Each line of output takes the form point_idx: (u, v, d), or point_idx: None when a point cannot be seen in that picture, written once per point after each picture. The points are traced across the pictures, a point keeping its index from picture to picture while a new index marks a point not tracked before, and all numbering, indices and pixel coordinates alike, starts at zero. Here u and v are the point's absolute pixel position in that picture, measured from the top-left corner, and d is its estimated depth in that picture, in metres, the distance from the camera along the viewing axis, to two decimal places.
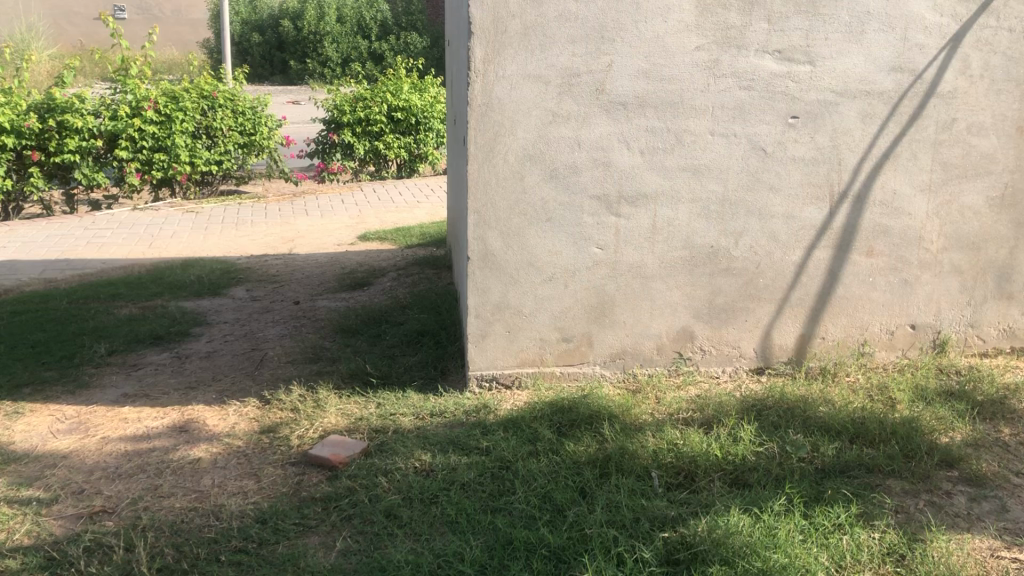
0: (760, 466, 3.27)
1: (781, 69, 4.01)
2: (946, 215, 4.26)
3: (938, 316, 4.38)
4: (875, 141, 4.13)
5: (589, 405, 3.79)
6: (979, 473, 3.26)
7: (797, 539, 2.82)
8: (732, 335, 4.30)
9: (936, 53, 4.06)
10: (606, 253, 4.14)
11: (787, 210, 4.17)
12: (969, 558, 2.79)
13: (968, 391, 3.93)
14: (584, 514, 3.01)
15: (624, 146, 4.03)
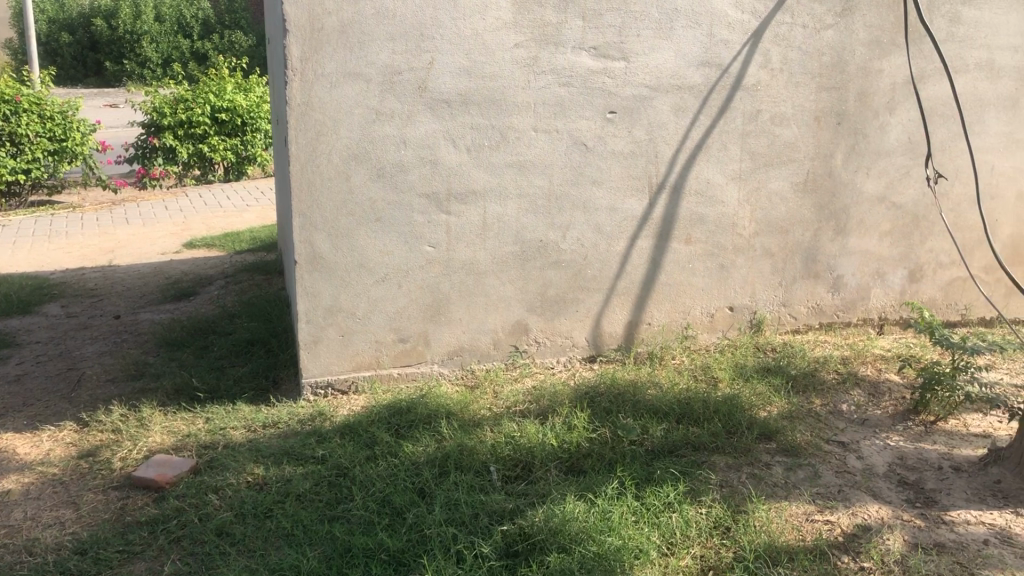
0: (594, 452, 3.35)
1: (597, 65, 4.13)
2: (755, 202, 4.50)
3: (753, 297, 4.63)
4: (688, 133, 4.32)
5: (426, 404, 3.77)
6: (795, 444, 3.47)
7: (630, 521, 2.91)
8: (565, 326, 4.40)
9: (739, 48, 4.28)
10: (438, 251, 4.13)
11: (610, 203, 4.30)
12: (786, 525, 2.97)
13: (783, 366, 4.17)
14: (424, 514, 2.99)
15: (449, 143, 4.03)
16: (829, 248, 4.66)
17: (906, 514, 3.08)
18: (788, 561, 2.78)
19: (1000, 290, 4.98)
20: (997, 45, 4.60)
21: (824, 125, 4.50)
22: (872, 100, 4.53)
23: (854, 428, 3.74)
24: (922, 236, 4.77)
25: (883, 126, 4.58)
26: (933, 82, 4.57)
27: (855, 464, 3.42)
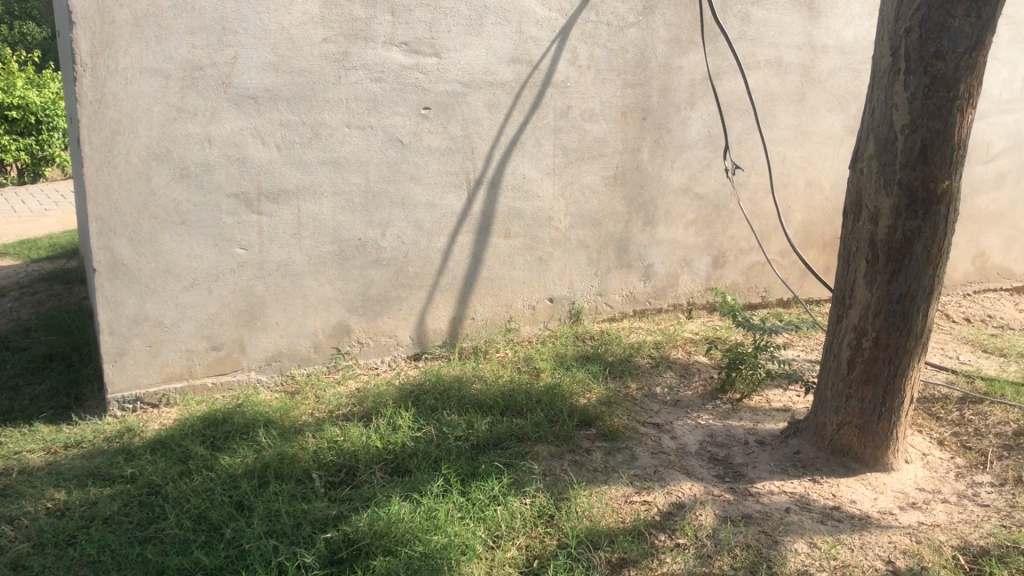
0: (419, 451, 3.33)
1: (409, 61, 4.10)
2: (570, 195, 4.61)
3: (572, 288, 4.74)
4: (502, 128, 4.37)
5: (244, 413, 3.63)
6: (613, 428, 3.58)
7: (455, 517, 2.92)
8: (387, 325, 4.34)
9: (548, 44, 4.37)
10: (251, 254, 3.98)
11: (428, 199, 4.28)
12: (607, 508, 3.06)
13: (601, 353, 4.30)
14: (243, 528, 2.88)
15: (258, 141, 3.89)
16: (640, 238, 4.85)
17: (717, 489, 3.24)
18: (608, 545, 2.87)
19: (794, 273, 5.35)
20: (783, 43, 4.92)
21: (631, 120, 4.66)
22: (674, 95, 4.74)
23: (667, 409, 3.92)
24: (724, 224, 5.05)
25: (685, 121, 4.80)
26: (728, 78, 4.83)
27: (669, 445, 3.58)
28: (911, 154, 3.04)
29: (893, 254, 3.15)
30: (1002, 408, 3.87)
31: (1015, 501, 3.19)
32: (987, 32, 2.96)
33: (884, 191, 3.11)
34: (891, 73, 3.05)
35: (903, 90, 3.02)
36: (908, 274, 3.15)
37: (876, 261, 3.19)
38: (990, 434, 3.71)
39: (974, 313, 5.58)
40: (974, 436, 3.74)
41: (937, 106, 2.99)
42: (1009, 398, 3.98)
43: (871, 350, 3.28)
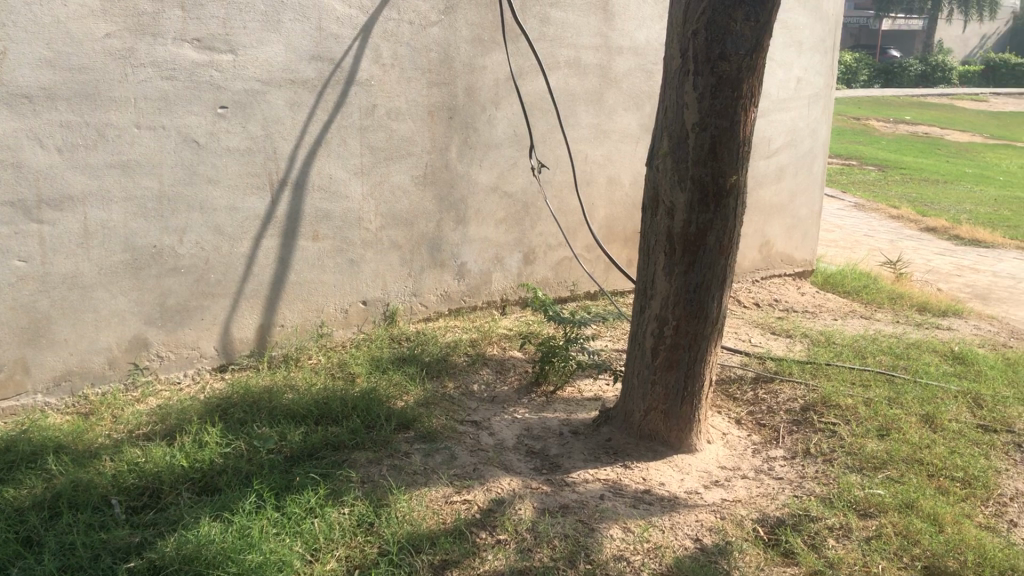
0: (229, 467, 3.18)
1: (202, 58, 3.90)
2: (378, 196, 4.55)
3: (384, 289, 4.68)
4: (306, 128, 4.25)
5: (30, 441, 3.33)
6: (431, 430, 3.56)
7: (270, 534, 2.81)
8: (189, 336, 4.12)
9: (350, 42, 4.29)
10: (32, 266, 3.66)
11: (229, 203, 4.10)
12: (427, 511, 3.03)
13: (417, 354, 4.27)
14: (33, 567, 2.65)
15: (35, 144, 3.58)
16: (452, 237, 4.86)
17: (535, 482, 3.30)
18: (429, 548, 2.85)
19: (600, 266, 5.53)
20: (581, 44, 5.08)
21: (437, 119, 4.66)
22: (478, 94, 4.78)
23: (484, 406, 3.95)
24: (532, 221, 5.15)
25: (490, 120, 4.85)
26: (530, 77, 4.93)
27: (487, 441, 3.60)
28: (701, 150, 3.21)
29: (689, 246, 3.32)
30: (790, 386, 4.17)
31: (805, 471, 3.43)
32: (765, 37, 3.16)
33: (678, 186, 3.27)
34: (681, 74, 3.21)
35: (692, 90, 3.19)
36: (703, 264, 3.33)
37: (673, 253, 3.35)
38: (781, 411, 3.98)
39: (763, 298, 5.98)
40: (767, 413, 4.01)
41: (723, 106, 3.17)
42: (796, 375, 4.29)
43: (672, 338, 3.44)
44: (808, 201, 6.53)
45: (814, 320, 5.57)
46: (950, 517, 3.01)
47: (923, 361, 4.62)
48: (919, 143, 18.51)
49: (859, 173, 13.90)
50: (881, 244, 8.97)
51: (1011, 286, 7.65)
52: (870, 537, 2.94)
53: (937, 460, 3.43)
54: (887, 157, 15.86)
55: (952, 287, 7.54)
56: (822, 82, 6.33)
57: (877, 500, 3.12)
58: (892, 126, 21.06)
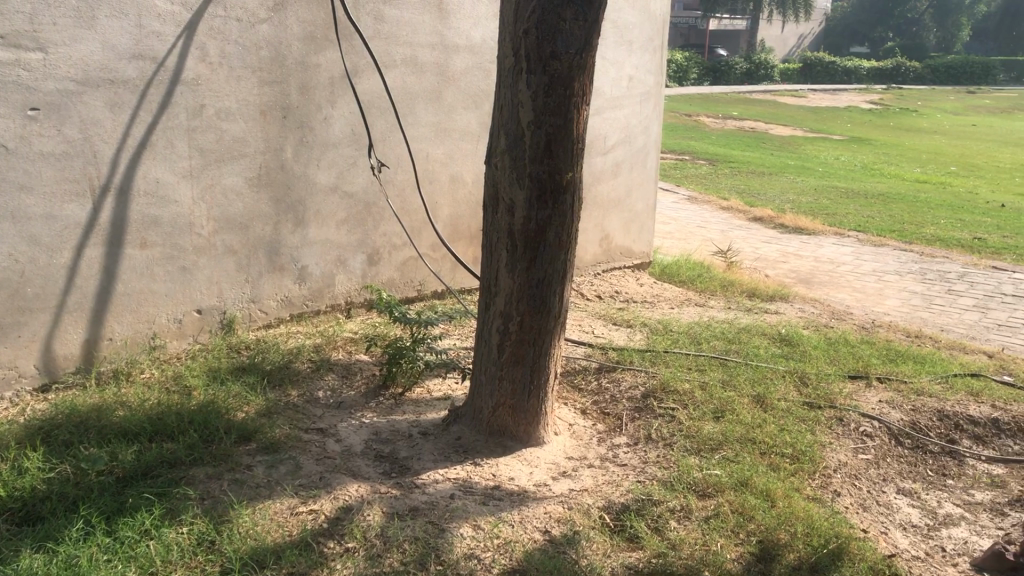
0: (53, 494, 2.96)
1: (8, 56, 3.63)
2: (210, 200, 4.37)
3: (221, 297, 4.50)
4: (128, 130, 4.03)
5: None
6: (274, 440, 3.45)
7: (101, 562, 2.65)
8: (5, 356, 3.82)
9: (173, 40, 4.10)
10: None
11: (44, 211, 3.83)
12: (271, 525, 2.94)
13: (257, 362, 4.12)
14: None
15: None
16: (290, 240, 4.73)
17: (383, 487, 3.25)
18: (274, 562, 2.75)
19: (445, 265, 5.52)
20: (416, 43, 5.05)
21: (270, 119, 4.52)
22: (313, 94, 4.67)
23: (330, 413, 3.87)
24: (374, 221, 5.08)
25: (326, 120, 4.75)
26: (366, 76, 4.86)
27: (334, 448, 3.53)
28: (537, 147, 3.25)
29: (530, 242, 3.36)
30: (632, 374, 4.29)
31: (648, 457, 3.54)
32: (594, 36, 3.24)
33: (517, 183, 3.30)
34: (515, 72, 3.24)
35: (526, 89, 3.22)
36: (544, 260, 3.38)
37: (515, 249, 3.38)
38: (624, 399, 4.09)
39: (605, 290, 6.13)
40: (611, 402, 4.11)
41: (557, 103, 3.22)
42: (637, 364, 4.42)
43: (517, 333, 3.48)
44: (644, 195, 6.75)
45: (653, 310, 5.76)
46: (781, 492, 3.18)
47: (753, 345, 4.86)
48: (745, 138, 19.51)
49: (692, 167, 14.51)
50: (713, 235, 9.39)
51: (831, 271, 8.18)
52: (709, 516, 3.05)
53: (768, 438, 3.61)
54: (716, 151, 16.62)
55: (778, 273, 7.99)
56: (652, 80, 6.55)
57: (714, 479, 3.25)
58: (720, 121, 22.09)
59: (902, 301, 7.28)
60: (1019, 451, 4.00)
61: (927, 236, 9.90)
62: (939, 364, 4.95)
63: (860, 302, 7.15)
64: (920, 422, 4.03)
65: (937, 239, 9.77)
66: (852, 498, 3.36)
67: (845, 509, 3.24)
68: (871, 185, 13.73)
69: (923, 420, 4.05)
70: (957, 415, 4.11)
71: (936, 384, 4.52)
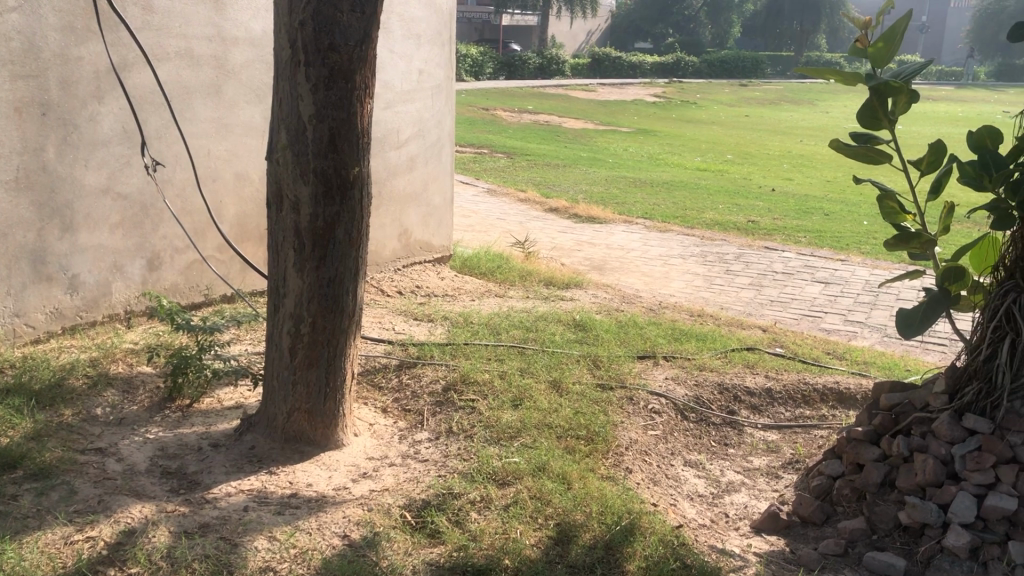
0: None
1: None
2: None
3: None
4: None
5: None
6: (44, 466, 3.18)
7: None
8: None
9: None
10: None
11: None
12: (42, 558, 2.69)
13: (24, 381, 3.77)
14: None
15: None
16: (58, 247, 4.37)
17: (170, 505, 3.06)
18: None
19: (235, 267, 5.30)
20: (190, 34, 4.80)
21: (27, 116, 4.15)
22: (76, 89, 4.33)
23: (110, 431, 3.61)
24: (153, 224, 4.79)
25: (93, 116, 4.42)
26: (136, 70, 4.56)
27: (114, 469, 3.29)
28: (321, 142, 3.16)
29: (318, 240, 3.27)
30: (432, 368, 4.26)
31: (449, 450, 3.54)
32: (374, 28, 3.18)
33: (301, 179, 3.19)
34: (292, 65, 3.13)
35: (305, 82, 3.12)
36: (334, 258, 3.30)
37: (303, 248, 3.27)
38: (424, 393, 4.06)
39: (404, 285, 6.09)
40: (411, 398, 4.07)
41: (338, 97, 3.15)
42: (436, 358, 4.41)
43: (310, 335, 3.38)
44: (440, 189, 6.76)
45: (452, 303, 5.78)
46: (576, 474, 3.27)
47: (549, 332, 4.98)
48: (540, 130, 20.01)
49: (489, 160, 14.71)
50: (511, 226, 9.56)
51: (622, 257, 8.53)
52: (508, 504, 3.09)
53: (564, 422, 3.70)
54: (512, 144, 16.95)
55: (574, 261, 8.24)
56: (442, 74, 6.57)
57: (513, 468, 3.30)
58: (516, 115, 22.54)
59: (686, 283, 7.71)
60: (790, 416, 4.32)
61: (707, 221, 10.54)
62: (719, 341, 5.28)
63: (649, 286, 7.50)
64: (703, 396, 4.27)
65: (716, 223, 10.42)
66: (643, 474, 3.50)
67: (637, 485, 3.37)
68: (656, 174, 14.46)
69: (705, 394, 4.29)
70: (735, 387, 4.39)
71: (716, 359, 4.81)
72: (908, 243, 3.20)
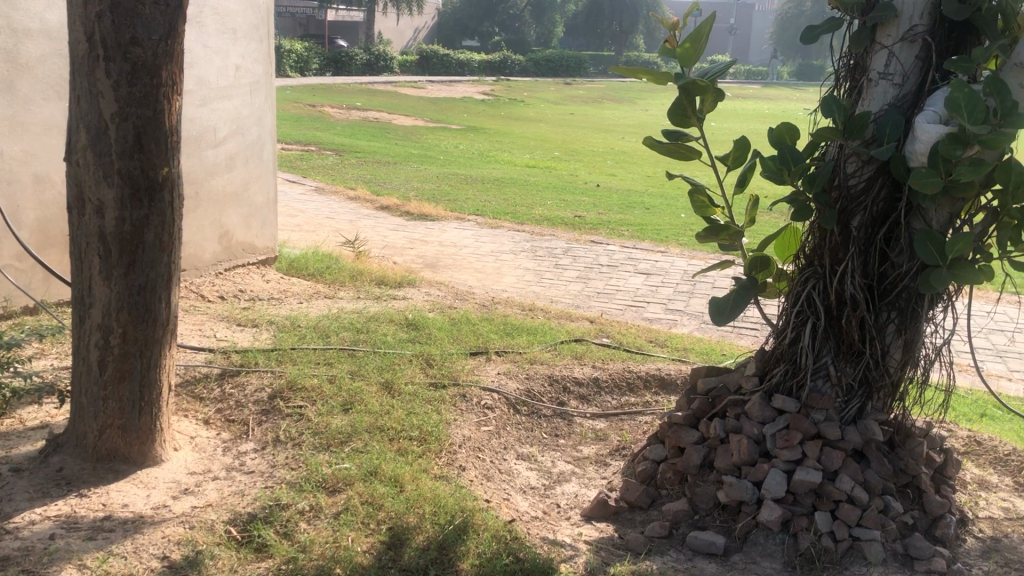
0: None
1: None
2: None
3: None
4: None
5: None
6: None
7: None
8: None
9: None
10: None
11: None
12: None
13: None
14: None
15: None
16: None
17: None
18: None
19: (36, 277, 4.93)
20: None
21: None
22: None
23: None
24: None
25: None
26: None
27: None
28: (125, 142, 2.98)
29: (125, 246, 3.08)
30: (258, 376, 4.10)
31: (276, 460, 3.41)
32: (179, 21, 3.02)
33: (104, 182, 3.00)
34: (90, 59, 2.93)
35: (105, 78, 2.93)
36: (144, 264, 3.12)
37: (109, 255, 3.07)
38: (250, 403, 3.90)
39: (227, 289, 5.84)
40: (236, 408, 3.91)
41: (143, 94, 2.97)
42: (261, 364, 4.26)
43: (120, 347, 3.18)
44: (262, 189, 6.53)
45: (278, 307, 5.59)
46: (408, 476, 3.23)
47: (379, 332, 4.91)
48: (369, 127, 19.78)
49: (318, 157, 14.39)
50: (340, 225, 9.38)
51: (454, 254, 8.55)
52: (339, 512, 3.02)
53: (395, 424, 3.66)
54: (341, 141, 16.66)
55: (405, 260, 8.18)
56: (261, 70, 6.35)
57: (343, 474, 3.22)
58: (345, 112, 22.19)
59: (517, 278, 7.81)
60: (617, 404, 4.45)
61: (536, 217, 10.73)
62: (548, 334, 5.38)
63: (480, 282, 7.55)
64: (534, 389, 4.34)
65: (545, 219, 10.62)
66: (476, 471, 3.51)
67: (470, 482, 3.36)
68: (486, 171, 14.59)
69: (536, 387, 4.36)
70: (565, 379, 4.48)
71: (546, 352, 4.90)
72: (718, 235, 3.36)
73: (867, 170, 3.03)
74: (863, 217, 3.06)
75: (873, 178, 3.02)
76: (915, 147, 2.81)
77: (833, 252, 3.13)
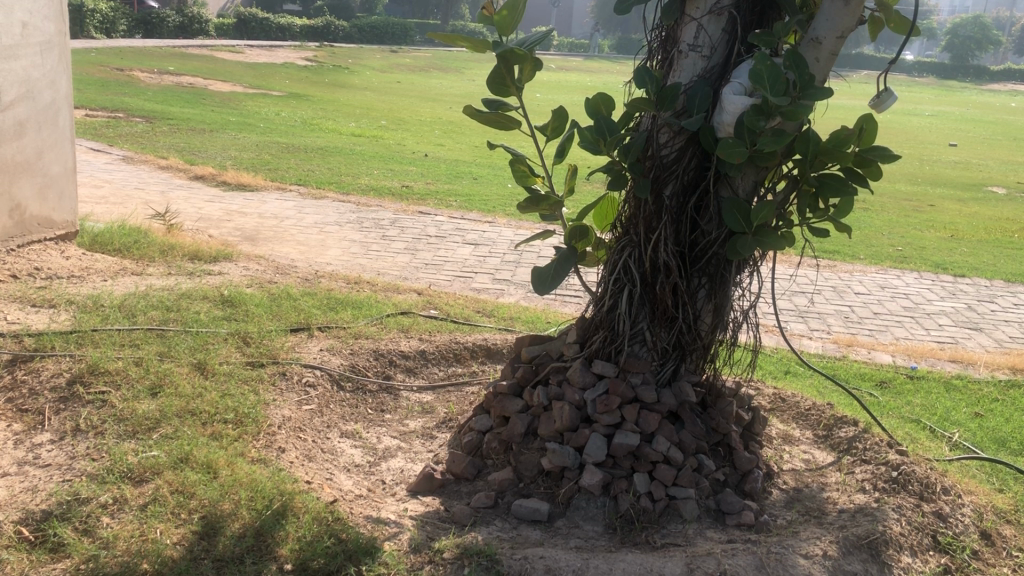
0: None
1: None
2: None
3: None
4: None
5: None
6: None
7: None
8: None
9: None
10: None
11: None
12: None
13: None
14: None
15: None
16: None
17: None
18: None
19: None
20: None
21: None
22: None
23: None
24: None
25: None
26: None
27: None
28: None
29: None
30: (54, 360, 3.79)
31: (76, 451, 3.16)
32: None
33: None
34: None
35: None
36: None
37: None
38: (45, 390, 3.59)
39: (20, 267, 5.36)
40: (29, 396, 3.59)
41: None
42: (58, 348, 3.94)
43: None
44: (59, 157, 6.02)
45: (78, 285, 5.19)
46: (223, 461, 3.08)
47: (192, 310, 4.66)
48: (184, 93, 18.74)
49: (126, 124, 13.50)
50: (150, 197, 8.84)
51: (275, 225, 8.24)
52: (145, 503, 2.83)
53: (208, 407, 3.47)
54: (151, 107, 15.68)
55: (223, 232, 7.81)
56: (52, 28, 5.83)
57: (150, 462, 3.03)
58: (157, 76, 20.93)
59: (342, 250, 7.62)
60: (444, 374, 4.41)
61: (361, 186, 10.53)
62: (374, 306, 5.27)
63: (303, 255, 7.30)
64: (358, 364, 4.24)
65: (370, 189, 10.43)
66: (297, 451, 3.38)
67: (290, 464, 3.23)
68: (309, 140, 14.15)
69: (361, 362, 4.26)
70: (390, 352, 4.40)
71: (371, 326, 4.79)
72: (538, 206, 3.36)
73: (679, 140, 3.10)
74: (675, 185, 3.14)
75: (684, 148, 3.09)
76: (723, 119, 2.90)
77: (647, 221, 3.20)
